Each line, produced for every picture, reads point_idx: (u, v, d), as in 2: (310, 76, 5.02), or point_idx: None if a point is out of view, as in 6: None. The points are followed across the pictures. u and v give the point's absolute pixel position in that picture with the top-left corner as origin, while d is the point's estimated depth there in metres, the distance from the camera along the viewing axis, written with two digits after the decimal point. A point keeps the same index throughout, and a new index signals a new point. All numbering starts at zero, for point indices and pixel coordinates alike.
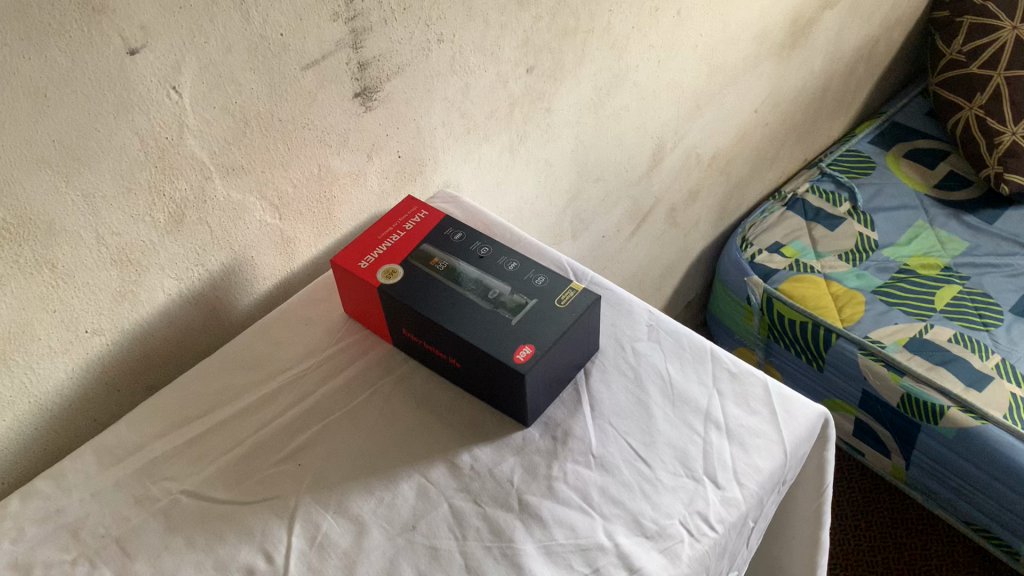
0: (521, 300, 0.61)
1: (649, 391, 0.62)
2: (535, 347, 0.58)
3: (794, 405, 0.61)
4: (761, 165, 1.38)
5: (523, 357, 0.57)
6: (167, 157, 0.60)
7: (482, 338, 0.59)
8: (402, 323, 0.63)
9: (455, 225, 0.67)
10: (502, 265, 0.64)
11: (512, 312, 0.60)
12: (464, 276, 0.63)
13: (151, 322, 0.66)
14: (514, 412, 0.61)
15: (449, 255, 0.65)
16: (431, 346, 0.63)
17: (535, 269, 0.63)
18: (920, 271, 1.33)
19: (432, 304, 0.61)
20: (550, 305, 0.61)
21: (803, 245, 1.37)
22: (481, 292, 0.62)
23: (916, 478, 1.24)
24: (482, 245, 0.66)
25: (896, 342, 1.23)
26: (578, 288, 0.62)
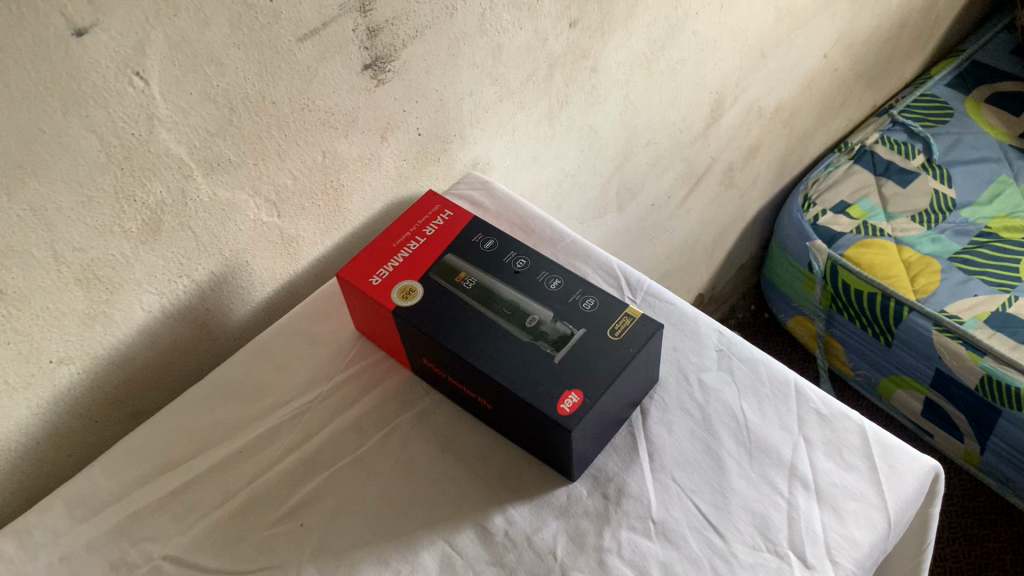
0: (565, 330, 0.50)
1: (720, 437, 0.52)
2: (584, 393, 0.47)
3: (899, 459, 0.50)
4: (827, 115, 1.23)
5: (568, 408, 0.46)
6: (135, 155, 0.49)
7: (518, 380, 0.48)
8: (421, 352, 0.53)
9: (485, 230, 0.56)
10: (542, 283, 0.53)
11: (554, 345, 0.50)
12: (496, 297, 0.52)
13: (131, 344, 0.57)
14: (557, 463, 0.51)
15: (478, 269, 0.54)
16: (456, 381, 0.52)
17: (582, 289, 0.52)
18: (1003, 234, 1.19)
19: (457, 333, 0.50)
20: (601, 336, 0.50)
21: (872, 204, 1.24)
22: (517, 318, 0.51)
23: (992, 465, 1.13)
24: (519, 256, 0.55)
25: (975, 318, 1.11)
26: (635, 315, 0.51)
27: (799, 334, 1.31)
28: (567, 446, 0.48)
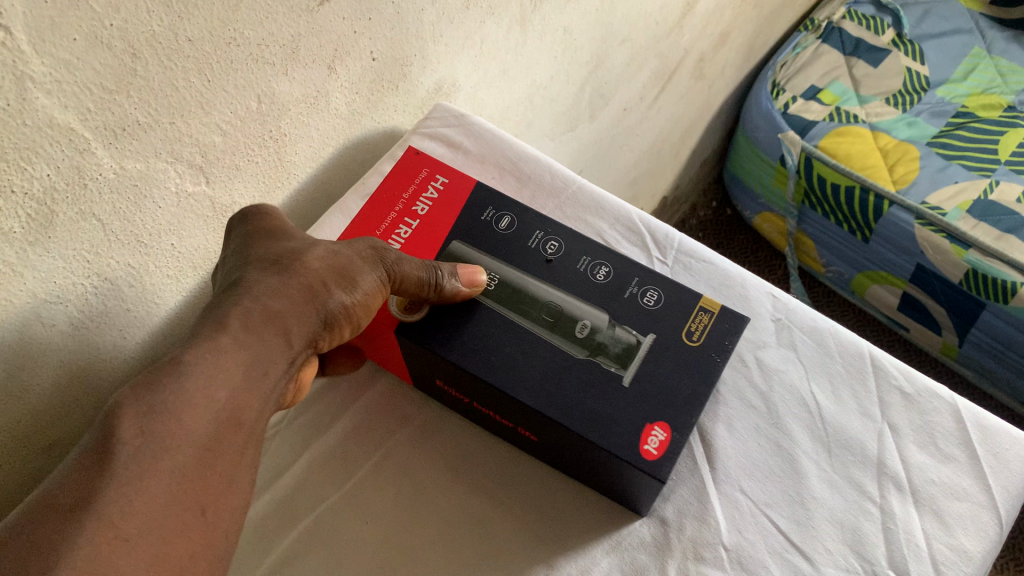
0: (628, 339, 0.41)
1: (790, 432, 0.43)
2: (670, 427, 0.38)
3: (1003, 445, 0.42)
4: None
5: (655, 448, 0.37)
6: (7, 132, 0.35)
7: (582, 419, 0.38)
8: (433, 372, 0.43)
9: (497, 205, 0.48)
10: (584, 274, 0.44)
11: (620, 362, 0.40)
12: (531, 298, 0.43)
13: (42, 369, 0.43)
14: (606, 487, 0.41)
15: (498, 259, 0.45)
16: (484, 407, 0.42)
17: (639, 280, 0.44)
18: (979, 113, 1.11)
19: (487, 354, 0.40)
20: (675, 343, 0.41)
21: (844, 87, 1.16)
22: (563, 325, 0.42)
23: (969, 356, 1.08)
24: (546, 237, 0.46)
25: (958, 208, 1.03)
26: (713, 311, 0.43)
27: (766, 232, 1.24)
28: (626, 475, 0.38)
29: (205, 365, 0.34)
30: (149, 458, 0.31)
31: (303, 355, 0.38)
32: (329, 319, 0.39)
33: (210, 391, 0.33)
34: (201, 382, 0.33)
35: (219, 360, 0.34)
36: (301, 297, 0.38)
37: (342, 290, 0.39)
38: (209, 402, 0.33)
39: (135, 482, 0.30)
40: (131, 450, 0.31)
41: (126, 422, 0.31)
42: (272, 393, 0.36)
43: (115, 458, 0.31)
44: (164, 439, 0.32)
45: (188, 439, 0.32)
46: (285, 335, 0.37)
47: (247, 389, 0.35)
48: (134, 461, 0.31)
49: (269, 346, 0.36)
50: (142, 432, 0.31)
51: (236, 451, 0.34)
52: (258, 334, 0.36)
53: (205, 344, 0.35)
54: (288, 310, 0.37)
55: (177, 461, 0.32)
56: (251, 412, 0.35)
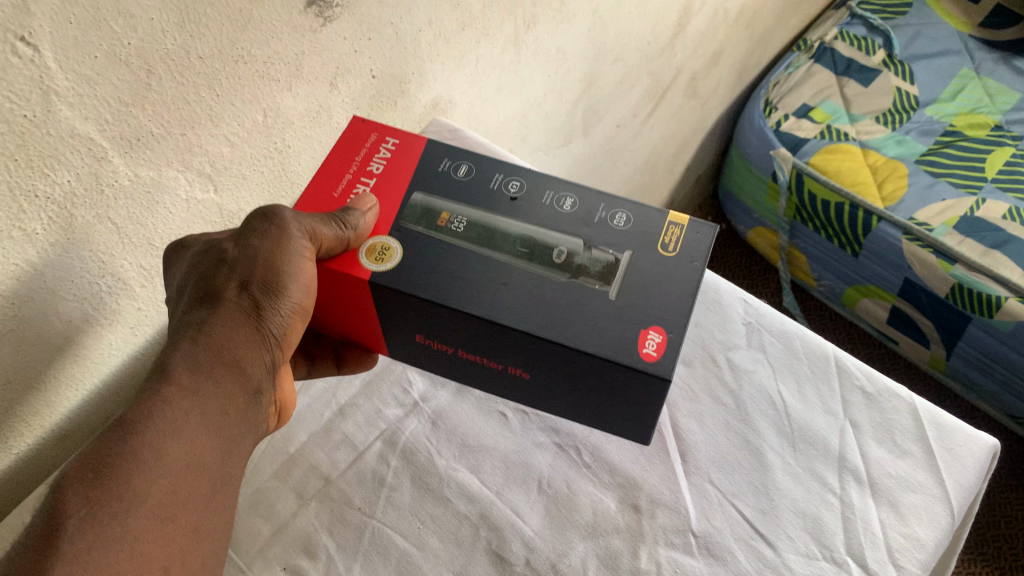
0: (606, 258, 0.41)
1: (757, 428, 0.46)
2: (665, 328, 0.38)
3: (956, 440, 0.45)
4: (786, 11, 1.16)
5: (654, 350, 0.38)
6: (32, 141, 0.38)
7: (579, 333, 0.38)
8: (414, 328, 0.43)
9: (451, 154, 0.47)
10: (552, 207, 0.44)
11: (602, 278, 0.41)
12: (504, 234, 0.43)
13: (57, 361, 0.47)
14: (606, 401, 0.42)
15: (460, 203, 0.45)
16: (470, 353, 0.43)
17: (605, 205, 0.44)
18: (967, 132, 1.14)
19: (470, 286, 0.40)
20: (653, 254, 0.41)
21: (835, 106, 1.19)
22: (540, 254, 0.42)
23: (957, 369, 1.10)
24: (507, 179, 0.46)
25: (944, 224, 1.06)
26: (680, 223, 0.43)
27: (760, 246, 1.27)
28: (627, 381, 0.39)
29: (153, 420, 0.35)
30: (100, 522, 0.32)
31: (262, 376, 0.40)
32: (276, 329, 0.40)
33: (159, 444, 0.35)
34: (148, 438, 0.34)
35: (166, 411, 0.35)
36: (238, 323, 0.39)
37: (272, 295, 0.40)
38: (160, 456, 0.34)
39: (91, 550, 0.31)
40: (78, 520, 0.32)
41: (74, 491, 0.32)
42: (235, 428, 0.38)
43: (63, 532, 0.31)
44: (114, 502, 0.33)
45: (143, 497, 0.33)
46: (238, 366, 0.39)
47: (200, 433, 0.36)
48: (85, 528, 0.32)
49: (222, 384, 0.38)
50: (90, 499, 0.32)
51: (196, 495, 0.35)
52: (203, 377, 0.37)
53: (148, 396, 0.36)
54: (230, 342, 0.39)
55: (130, 522, 0.33)
56: (210, 453, 0.37)
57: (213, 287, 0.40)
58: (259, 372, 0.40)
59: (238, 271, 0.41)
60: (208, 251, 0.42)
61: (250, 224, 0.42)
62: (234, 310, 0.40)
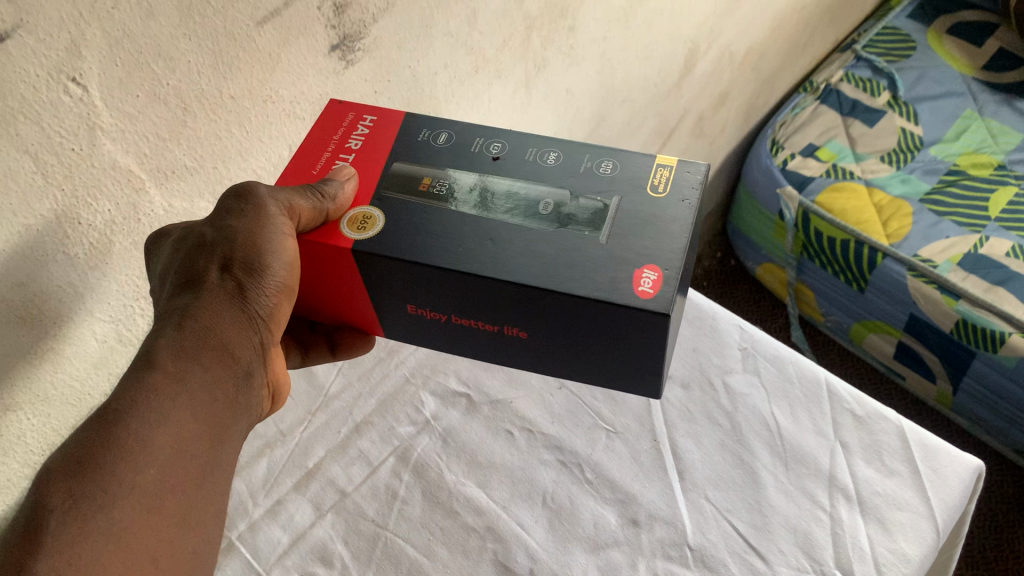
0: (593, 206, 0.41)
1: (752, 448, 0.48)
2: (659, 266, 0.38)
3: (942, 461, 0.47)
4: (791, 54, 1.20)
5: (650, 285, 0.37)
6: (77, 173, 0.42)
7: (574, 276, 0.38)
8: (404, 299, 0.43)
9: (428, 123, 0.47)
10: (536, 162, 0.44)
11: (592, 225, 0.40)
12: (489, 192, 0.43)
13: (93, 378, 0.50)
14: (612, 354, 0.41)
15: (442, 168, 0.44)
16: (465, 320, 0.43)
17: (590, 156, 0.44)
18: (970, 171, 1.17)
19: (458, 242, 0.40)
20: (643, 195, 0.42)
21: (840, 145, 1.22)
22: (526, 209, 0.42)
23: (964, 405, 1.11)
24: (487, 141, 0.46)
25: (948, 260, 1.08)
26: (669, 165, 0.43)
27: (768, 282, 1.29)
28: (628, 324, 0.38)
29: (138, 410, 0.35)
30: (83, 516, 0.32)
31: (252, 358, 0.40)
32: (262, 309, 0.40)
33: (144, 433, 0.34)
34: (134, 428, 0.34)
35: (151, 399, 0.35)
36: (223, 306, 0.40)
37: (255, 275, 0.40)
38: (146, 445, 0.34)
39: (75, 546, 0.31)
40: (61, 517, 0.31)
41: (56, 487, 0.32)
42: (224, 413, 0.38)
43: (46, 528, 0.31)
44: (98, 495, 0.32)
45: (128, 487, 0.33)
46: (226, 348, 0.39)
47: (187, 421, 0.36)
48: (68, 525, 0.31)
49: (210, 368, 0.38)
50: (72, 494, 0.32)
51: (184, 483, 0.35)
52: (189, 363, 0.37)
53: (134, 383, 0.35)
54: (217, 325, 0.39)
55: (116, 515, 0.33)
56: (198, 439, 0.36)
57: (196, 270, 0.40)
58: (247, 354, 0.40)
59: (220, 253, 0.40)
60: (189, 236, 0.42)
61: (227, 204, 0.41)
62: (218, 293, 0.40)
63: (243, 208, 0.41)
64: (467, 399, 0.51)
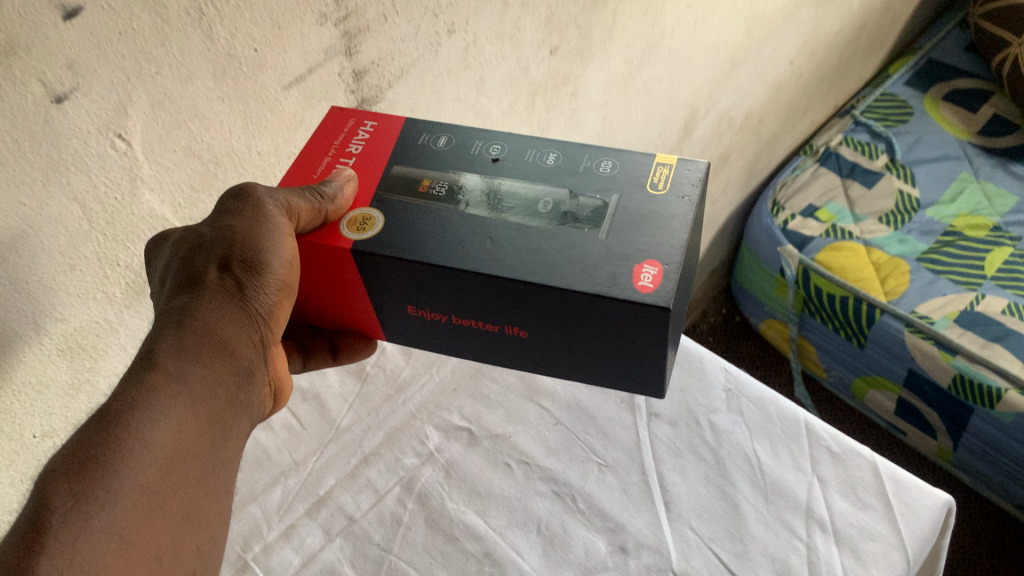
0: (592, 204, 0.43)
1: (734, 481, 0.51)
2: (659, 262, 0.39)
3: (913, 495, 0.50)
4: (791, 118, 1.25)
5: (649, 281, 0.39)
6: (118, 220, 0.47)
7: (574, 273, 0.39)
8: (405, 300, 0.45)
9: (429, 128, 0.49)
10: (535, 162, 0.46)
11: (591, 221, 0.42)
12: (489, 193, 0.44)
13: None
14: (612, 351, 0.43)
15: (441, 171, 0.46)
16: (465, 319, 0.45)
17: (590, 155, 0.46)
18: (967, 232, 1.21)
19: (458, 243, 0.42)
20: (643, 192, 0.43)
21: (840, 206, 1.26)
22: (526, 208, 0.43)
23: (964, 460, 1.13)
24: (487, 144, 0.48)
25: (945, 317, 1.11)
26: (668, 163, 0.44)
27: (772, 337, 1.32)
28: (626, 319, 0.39)
29: (137, 412, 0.37)
30: (84, 516, 0.34)
31: (252, 355, 0.43)
32: (261, 307, 0.42)
33: (142, 435, 0.36)
34: (132, 430, 0.36)
35: (149, 400, 0.37)
36: (223, 305, 0.41)
37: (255, 275, 0.41)
38: (145, 446, 0.36)
39: (76, 544, 0.33)
40: (62, 518, 0.33)
41: (57, 487, 0.34)
42: (221, 411, 0.41)
43: (49, 528, 0.33)
44: (97, 496, 0.34)
45: (126, 488, 0.35)
46: (226, 347, 0.41)
47: (185, 421, 0.38)
48: (68, 524, 0.33)
49: (208, 367, 0.40)
50: (73, 495, 0.34)
51: (182, 482, 0.38)
52: (187, 364, 0.39)
53: (133, 386, 0.37)
54: (217, 324, 0.41)
55: (115, 514, 0.35)
56: (195, 438, 0.39)
57: (196, 269, 0.42)
58: (248, 352, 0.42)
59: (220, 253, 0.42)
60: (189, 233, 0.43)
61: (227, 203, 0.43)
62: (218, 292, 0.42)
63: (242, 207, 0.42)
64: (469, 433, 0.55)
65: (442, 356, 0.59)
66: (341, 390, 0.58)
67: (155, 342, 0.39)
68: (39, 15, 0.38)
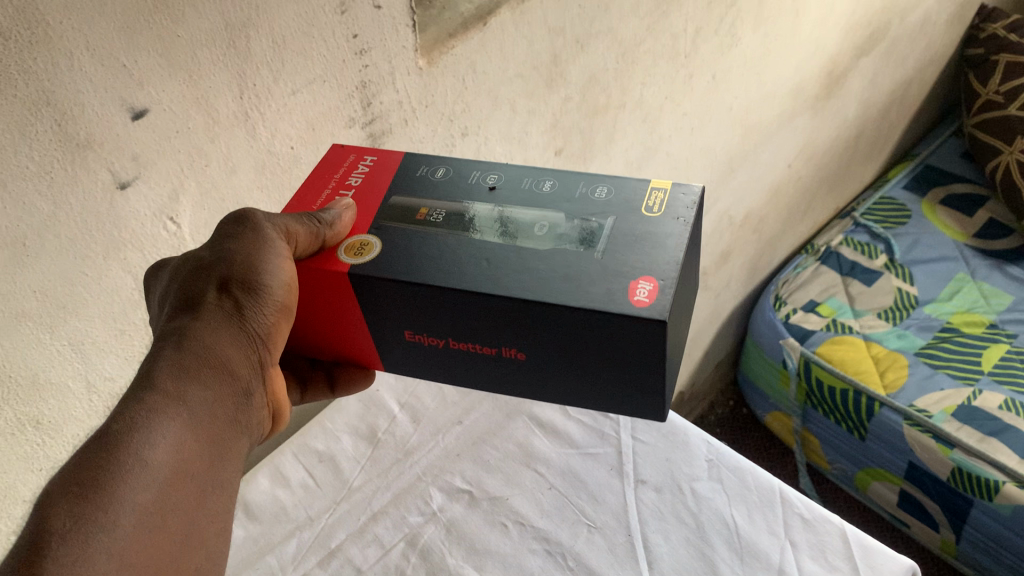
0: (588, 227, 0.43)
1: (712, 543, 0.56)
2: (656, 278, 0.39)
3: (879, 559, 0.54)
4: (791, 218, 1.32)
5: (645, 297, 0.38)
6: None
7: (572, 291, 0.39)
8: (403, 325, 0.44)
9: (426, 160, 0.49)
10: (531, 188, 0.46)
11: (587, 243, 0.42)
12: (485, 218, 0.44)
13: None
14: (616, 373, 0.41)
15: (437, 200, 0.46)
16: (462, 344, 0.44)
17: (585, 183, 0.46)
18: (964, 329, 1.25)
19: (455, 265, 0.41)
20: (637, 215, 0.43)
21: (840, 303, 1.31)
22: (522, 232, 0.43)
23: (968, 554, 1.13)
24: (483, 173, 0.48)
25: (943, 411, 1.15)
26: (664, 188, 0.44)
27: (777, 429, 1.36)
28: (627, 336, 0.38)
29: (136, 431, 0.37)
30: (85, 535, 0.34)
31: (250, 377, 0.44)
32: (259, 328, 0.43)
33: (143, 454, 0.37)
34: (131, 450, 0.37)
35: (147, 419, 0.38)
36: (222, 327, 0.43)
37: (253, 296, 0.42)
38: (144, 464, 0.37)
39: (78, 563, 0.33)
40: (62, 538, 0.33)
41: (57, 508, 0.34)
42: (220, 432, 0.41)
43: (49, 549, 0.33)
44: (98, 516, 0.35)
45: (127, 508, 0.36)
46: (224, 368, 0.42)
47: (184, 442, 0.39)
48: (69, 544, 0.33)
49: (208, 388, 0.41)
50: (73, 515, 0.34)
51: (181, 502, 0.38)
52: (186, 384, 0.40)
53: (133, 406, 0.38)
54: (216, 346, 0.42)
55: (115, 534, 0.35)
56: (194, 459, 0.39)
57: (195, 293, 0.43)
58: (246, 373, 0.43)
59: (220, 276, 0.43)
60: (189, 261, 0.45)
61: (226, 230, 0.44)
62: (218, 314, 0.43)
63: (242, 233, 0.44)
64: (469, 495, 0.59)
65: (448, 425, 0.64)
66: (355, 453, 0.63)
67: (155, 363, 0.40)
68: (113, 116, 0.45)
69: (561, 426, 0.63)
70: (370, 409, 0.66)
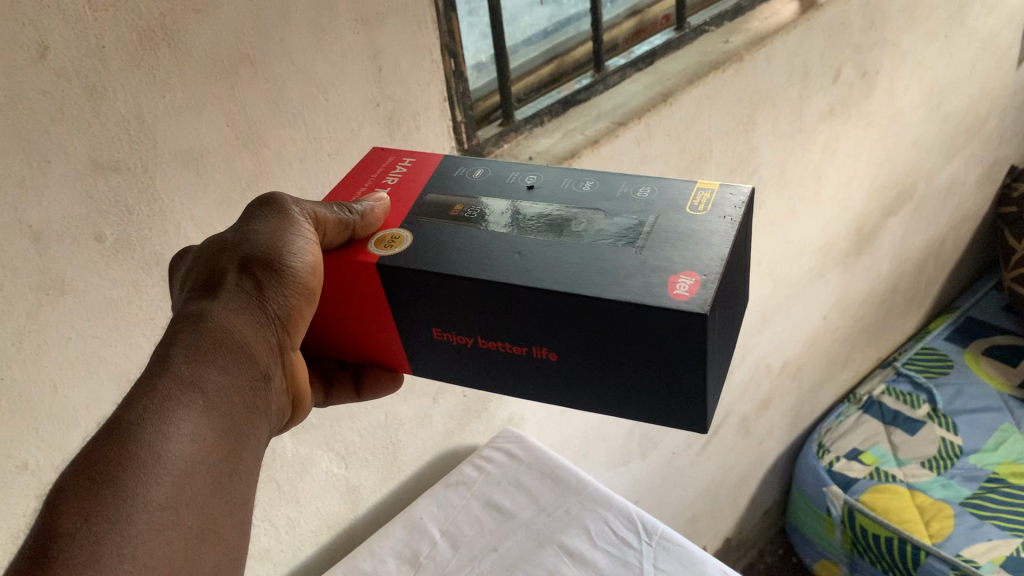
0: (629, 222, 0.43)
1: None
2: (697, 273, 0.39)
3: None
4: (832, 367, 1.37)
5: (685, 290, 0.38)
6: None
7: (611, 283, 0.39)
8: (433, 321, 0.45)
9: (466, 163, 0.51)
10: (572, 188, 0.47)
11: (627, 237, 0.42)
12: (524, 214, 0.46)
13: None
14: (649, 378, 0.41)
15: (473, 198, 0.48)
16: (492, 341, 0.44)
17: (627, 183, 0.47)
18: (1011, 479, 1.25)
19: (490, 260, 0.42)
20: (681, 213, 0.43)
21: (883, 450, 1.34)
22: (563, 227, 0.44)
23: None
24: (524, 175, 0.49)
25: (991, 561, 1.13)
26: (710, 189, 0.45)
27: None
28: (658, 333, 0.38)
29: (147, 422, 0.37)
30: (99, 531, 0.34)
31: (267, 360, 0.44)
32: (278, 309, 0.44)
33: (156, 445, 0.37)
34: (142, 441, 0.37)
35: (160, 408, 0.38)
36: (241, 308, 0.43)
37: (274, 277, 0.43)
38: (157, 454, 0.37)
39: (94, 560, 0.33)
40: (73, 537, 0.33)
41: (68, 507, 0.34)
42: (237, 417, 0.42)
43: (65, 548, 0.33)
44: (111, 512, 0.35)
45: (141, 500, 0.35)
46: (243, 350, 0.43)
47: (199, 429, 0.39)
48: (82, 542, 0.33)
49: (224, 374, 0.41)
50: (85, 512, 0.34)
51: (200, 492, 0.38)
52: (202, 371, 0.41)
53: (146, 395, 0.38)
54: (233, 328, 0.43)
55: (130, 528, 0.35)
56: (211, 446, 0.39)
57: (215, 278, 0.44)
58: (265, 357, 0.44)
59: (241, 255, 0.44)
60: (212, 246, 0.46)
61: (252, 214, 0.46)
62: (238, 296, 0.44)
63: (268, 216, 0.45)
64: None
65: (484, 551, 0.70)
66: None
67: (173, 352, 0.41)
68: None
69: (588, 554, 0.68)
70: (414, 535, 0.72)
